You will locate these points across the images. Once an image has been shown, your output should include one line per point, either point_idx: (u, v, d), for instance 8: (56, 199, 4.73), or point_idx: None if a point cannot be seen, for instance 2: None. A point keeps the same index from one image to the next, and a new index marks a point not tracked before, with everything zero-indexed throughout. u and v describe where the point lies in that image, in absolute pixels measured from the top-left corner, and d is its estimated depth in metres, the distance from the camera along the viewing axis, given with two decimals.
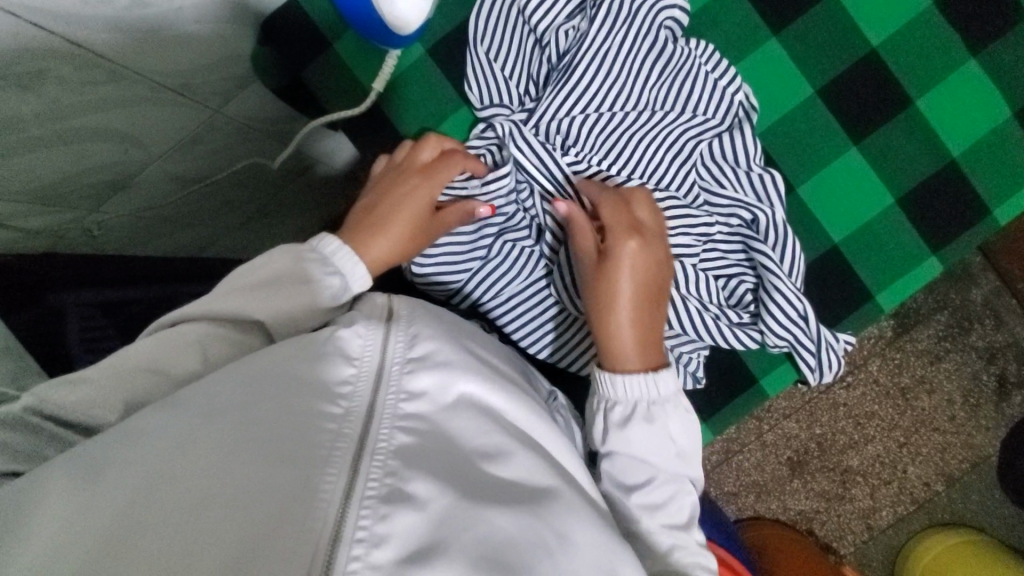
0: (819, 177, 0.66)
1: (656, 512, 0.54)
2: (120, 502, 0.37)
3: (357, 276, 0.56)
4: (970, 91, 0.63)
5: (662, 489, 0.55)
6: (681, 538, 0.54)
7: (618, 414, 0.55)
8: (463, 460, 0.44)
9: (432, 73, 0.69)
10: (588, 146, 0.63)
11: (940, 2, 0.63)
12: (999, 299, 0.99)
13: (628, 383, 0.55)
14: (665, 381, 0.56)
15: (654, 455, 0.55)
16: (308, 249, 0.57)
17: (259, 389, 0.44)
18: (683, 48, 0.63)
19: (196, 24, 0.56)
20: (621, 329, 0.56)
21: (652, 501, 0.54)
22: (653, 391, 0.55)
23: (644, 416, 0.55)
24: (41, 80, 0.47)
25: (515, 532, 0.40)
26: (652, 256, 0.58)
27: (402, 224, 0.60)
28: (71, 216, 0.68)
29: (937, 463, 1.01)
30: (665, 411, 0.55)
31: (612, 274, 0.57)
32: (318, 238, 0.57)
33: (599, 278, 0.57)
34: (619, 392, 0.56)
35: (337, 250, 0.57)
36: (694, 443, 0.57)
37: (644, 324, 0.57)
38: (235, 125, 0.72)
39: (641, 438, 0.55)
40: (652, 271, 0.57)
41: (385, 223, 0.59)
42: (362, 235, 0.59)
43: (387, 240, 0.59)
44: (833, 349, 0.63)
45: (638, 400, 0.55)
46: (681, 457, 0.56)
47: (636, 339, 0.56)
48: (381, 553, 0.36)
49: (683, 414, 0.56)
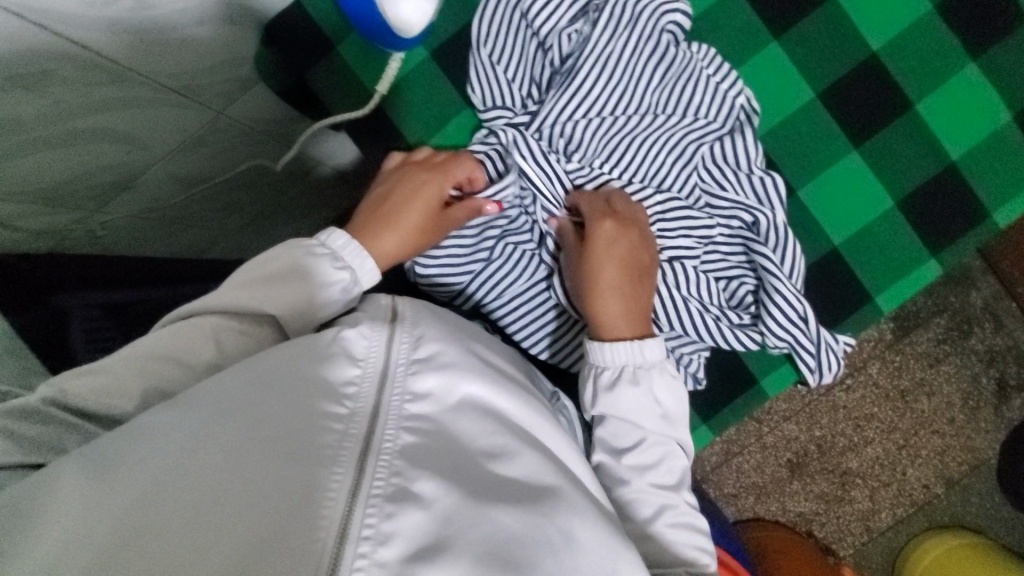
0: (819, 181, 0.66)
1: (647, 473, 0.55)
2: (128, 501, 0.37)
3: (367, 270, 0.57)
4: (970, 96, 0.63)
5: (651, 450, 0.56)
6: (677, 519, 0.55)
7: (606, 377, 0.56)
8: (468, 460, 0.44)
9: (435, 75, 0.69)
10: (590, 148, 0.63)
11: (940, 8, 0.63)
12: (998, 302, 1.00)
13: (615, 349, 0.56)
14: (651, 348, 0.56)
15: (642, 417, 0.56)
16: (319, 243, 0.57)
17: (265, 389, 0.44)
18: (684, 52, 0.64)
19: (201, 25, 0.56)
20: (608, 305, 0.57)
21: (643, 462, 0.55)
22: (640, 356, 0.56)
23: (631, 379, 0.56)
24: (47, 81, 0.47)
25: (520, 531, 0.40)
26: (631, 233, 0.59)
27: (412, 221, 0.61)
28: (75, 216, 0.68)
29: (936, 465, 1.01)
30: (651, 375, 0.56)
31: (592, 255, 0.58)
32: (327, 233, 0.58)
33: (584, 261, 0.59)
34: (607, 357, 0.56)
35: (348, 245, 0.57)
36: (681, 405, 0.57)
37: (630, 297, 0.58)
38: (238, 126, 0.72)
39: (629, 401, 0.56)
40: (632, 248, 0.59)
41: (396, 218, 0.61)
42: (372, 229, 0.60)
43: (395, 234, 0.60)
44: (832, 351, 0.64)
45: (625, 364, 0.56)
46: (669, 419, 0.57)
47: (623, 312, 0.57)
48: (387, 551, 0.37)
49: (669, 377, 0.57)
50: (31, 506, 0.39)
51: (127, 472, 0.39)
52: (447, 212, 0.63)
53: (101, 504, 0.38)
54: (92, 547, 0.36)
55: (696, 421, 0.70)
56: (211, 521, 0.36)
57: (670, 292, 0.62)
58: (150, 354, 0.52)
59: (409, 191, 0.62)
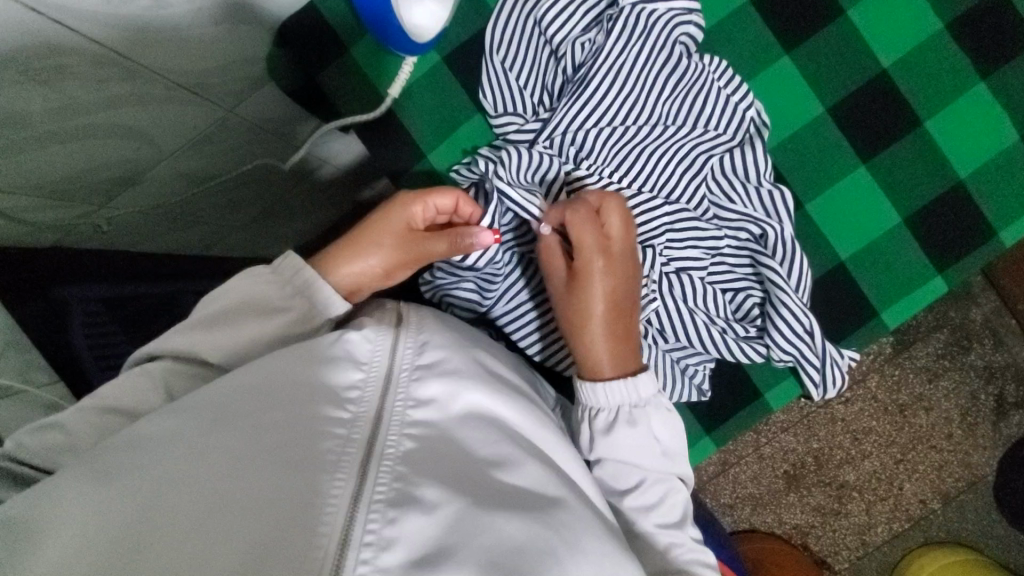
0: (827, 196, 0.66)
1: (649, 513, 0.57)
2: (133, 504, 0.37)
3: (324, 301, 0.55)
4: (978, 114, 0.64)
5: (653, 489, 0.57)
6: (688, 556, 0.55)
7: (602, 420, 0.57)
8: (473, 468, 0.44)
9: (447, 83, 0.69)
10: (600, 158, 0.64)
11: (951, 26, 0.64)
12: (998, 319, 1.00)
13: (609, 391, 0.57)
14: (644, 385, 0.57)
15: (642, 457, 0.57)
16: (270, 271, 0.57)
17: (269, 395, 0.44)
18: (697, 63, 0.63)
19: (215, 26, 0.56)
20: (596, 346, 0.58)
21: (645, 502, 0.57)
22: (635, 394, 0.57)
23: (628, 420, 0.57)
24: (60, 76, 0.48)
25: (524, 539, 0.40)
26: (617, 270, 0.58)
27: (385, 256, 0.59)
28: (81, 211, 0.67)
29: (933, 481, 1.01)
30: (647, 413, 0.57)
31: (582, 302, 0.57)
32: (284, 256, 0.57)
33: (574, 306, 0.58)
34: (601, 399, 0.58)
35: (300, 273, 0.56)
36: (680, 441, 0.59)
37: (618, 334, 0.58)
38: (247, 125, 0.72)
39: (627, 442, 0.57)
40: (618, 284, 0.58)
41: (368, 251, 0.59)
42: (342, 259, 0.59)
43: (354, 262, 0.59)
44: (837, 366, 0.63)
45: (621, 404, 0.57)
46: (669, 455, 0.58)
47: (612, 351, 0.58)
48: (389, 556, 0.37)
49: (665, 412, 0.58)
50: (35, 507, 0.39)
51: (133, 473, 0.39)
52: (426, 244, 0.59)
53: (107, 506, 0.38)
54: (98, 548, 0.36)
55: (697, 432, 0.69)
56: (215, 525, 0.36)
57: (677, 302, 0.63)
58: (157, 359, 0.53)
59: (385, 221, 0.60)
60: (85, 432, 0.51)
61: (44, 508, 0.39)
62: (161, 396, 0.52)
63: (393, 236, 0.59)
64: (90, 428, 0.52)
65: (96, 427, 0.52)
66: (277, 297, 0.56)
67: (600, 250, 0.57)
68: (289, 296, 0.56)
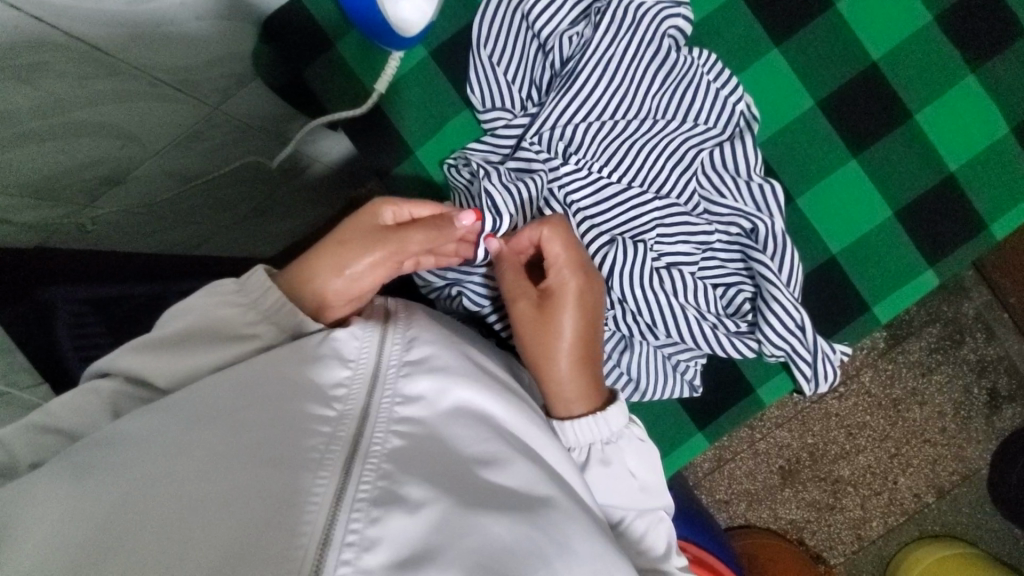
0: (819, 191, 0.66)
1: (641, 547, 0.58)
2: (106, 510, 0.36)
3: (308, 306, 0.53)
4: (968, 106, 0.63)
5: (638, 523, 0.59)
6: None
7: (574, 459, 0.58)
8: (460, 466, 0.43)
9: (436, 77, 0.69)
10: (589, 152, 0.63)
11: (940, 20, 0.63)
12: (990, 313, 1.00)
13: (577, 428, 0.57)
14: (615, 417, 0.57)
15: (620, 496, 0.58)
16: (239, 290, 0.54)
17: (253, 394, 0.44)
18: (686, 56, 0.63)
19: (199, 20, 0.55)
20: (568, 379, 0.56)
21: (632, 536, 0.59)
22: (603, 431, 0.57)
23: (600, 459, 0.57)
24: (41, 72, 0.46)
25: (511, 540, 0.39)
26: (587, 302, 0.56)
27: (364, 265, 0.55)
28: (63, 210, 0.67)
29: (927, 475, 1.01)
30: (619, 449, 0.57)
31: (550, 334, 0.56)
32: (255, 270, 0.55)
33: (540, 337, 0.56)
34: (571, 438, 0.57)
35: (266, 290, 0.54)
36: (657, 474, 0.59)
37: (588, 368, 0.57)
38: (234, 122, 0.71)
39: (600, 482, 0.57)
40: (585, 317, 0.56)
41: (344, 261, 0.55)
42: (316, 273, 0.55)
43: (327, 267, 0.55)
44: (828, 360, 0.63)
45: (592, 443, 0.57)
46: (645, 490, 0.58)
47: (583, 385, 0.57)
48: (372, 557, 0.36)
49: (638, 444, 0.58)
50: (13, 509, 0.38)
51: (107, 478, 0.38)
52: (404, 236, 0.55)
53: (88, 503, 0.37)
54: (74, 547, 0.35)
55: (690, 429, 0.69)
56: (193, 521, 0.35)
57: (668, 299, 0.61)
58: (132, 364, 0.52)
59: (359, 229, 0.56)
60: (73, 432, 0.51)
61: (22, 509, 0.38)
62: (142, 396, 0.52)
63: (371, 241, 0.55)
64: (70, 431, 0.51)
65: (72, 429, 0.51)
66: (254, 305, 0.54)
67: (565, 279, 0.56)
68: (255, 309, 0.53)
